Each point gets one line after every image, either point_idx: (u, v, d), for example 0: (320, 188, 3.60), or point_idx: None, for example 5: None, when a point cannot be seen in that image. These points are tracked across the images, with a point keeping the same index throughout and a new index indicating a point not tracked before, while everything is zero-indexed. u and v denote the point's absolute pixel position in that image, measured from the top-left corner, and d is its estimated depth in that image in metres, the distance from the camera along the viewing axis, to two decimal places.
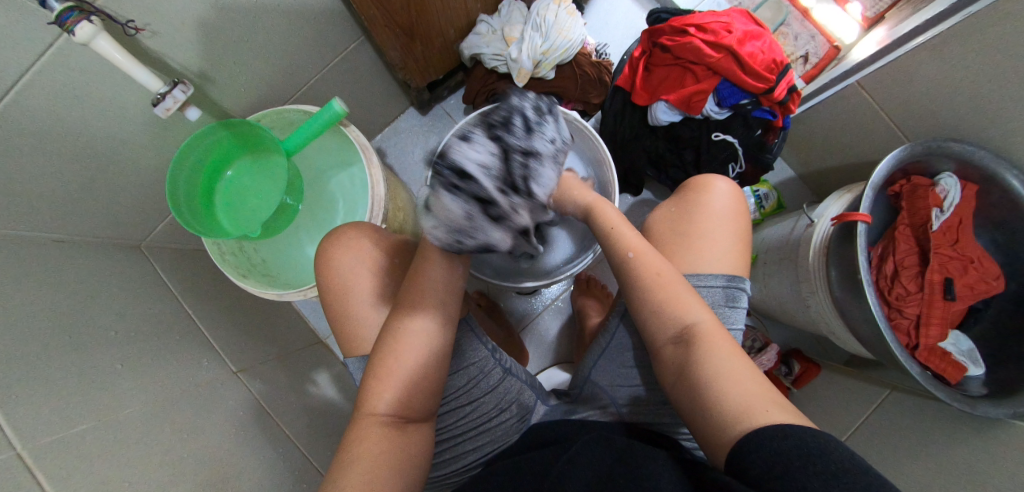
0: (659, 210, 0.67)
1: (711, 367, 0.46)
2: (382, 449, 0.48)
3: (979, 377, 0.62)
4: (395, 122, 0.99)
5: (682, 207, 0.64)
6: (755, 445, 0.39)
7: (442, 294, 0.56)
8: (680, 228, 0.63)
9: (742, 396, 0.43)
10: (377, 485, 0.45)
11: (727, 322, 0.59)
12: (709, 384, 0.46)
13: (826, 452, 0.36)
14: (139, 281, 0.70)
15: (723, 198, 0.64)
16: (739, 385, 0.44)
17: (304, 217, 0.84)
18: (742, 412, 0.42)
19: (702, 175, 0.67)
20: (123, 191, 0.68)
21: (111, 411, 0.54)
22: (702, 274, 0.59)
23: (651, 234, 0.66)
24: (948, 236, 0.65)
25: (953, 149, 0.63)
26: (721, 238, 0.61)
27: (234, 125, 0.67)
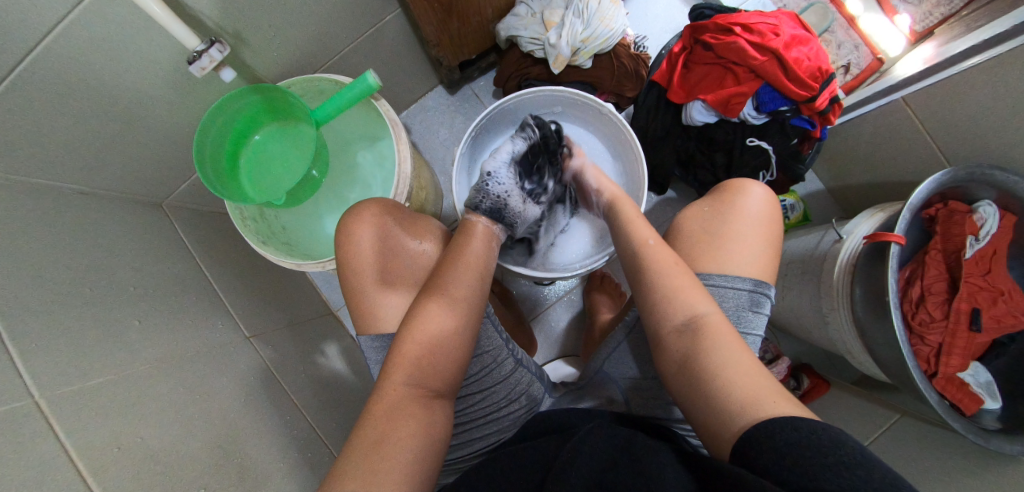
0: (689, 208, 0.66)
1: (718, 358, 0.46)
2: (409, 427, 0.47)
3: (996, 411, 0.62)
4: (423, 99, 0.98)
5: (719, 208, 0.63)
6: (764, 437, 0.37)
7: (479, 271, 0.58)
8: (711, 228, 0.62)
9: (749, 388, 0.43)
10: (397, 460, 0.44)
11: (749, 326, 0.58)
12: (716, 374, 0.45)
13: (835, 445, 0.34)
14: (159, 239, 0.71)
15: (759, 204, 0.63)
16: (745, 378, 0.44)
17: (326, 189, 0.83)
18: (753, 408, 0.41)
19: (737, 179, 0.66)
20: (150, 147, 0.68)
21: (126, 367, 0.54)
22: (728, 276, 0.59)
23: (681, 233, 0.64)
24: (981, 266, 0.64)
25: (996, 178, 0.61)
26: (751, 242, 0.60)
27: (263, 91, 0.66)
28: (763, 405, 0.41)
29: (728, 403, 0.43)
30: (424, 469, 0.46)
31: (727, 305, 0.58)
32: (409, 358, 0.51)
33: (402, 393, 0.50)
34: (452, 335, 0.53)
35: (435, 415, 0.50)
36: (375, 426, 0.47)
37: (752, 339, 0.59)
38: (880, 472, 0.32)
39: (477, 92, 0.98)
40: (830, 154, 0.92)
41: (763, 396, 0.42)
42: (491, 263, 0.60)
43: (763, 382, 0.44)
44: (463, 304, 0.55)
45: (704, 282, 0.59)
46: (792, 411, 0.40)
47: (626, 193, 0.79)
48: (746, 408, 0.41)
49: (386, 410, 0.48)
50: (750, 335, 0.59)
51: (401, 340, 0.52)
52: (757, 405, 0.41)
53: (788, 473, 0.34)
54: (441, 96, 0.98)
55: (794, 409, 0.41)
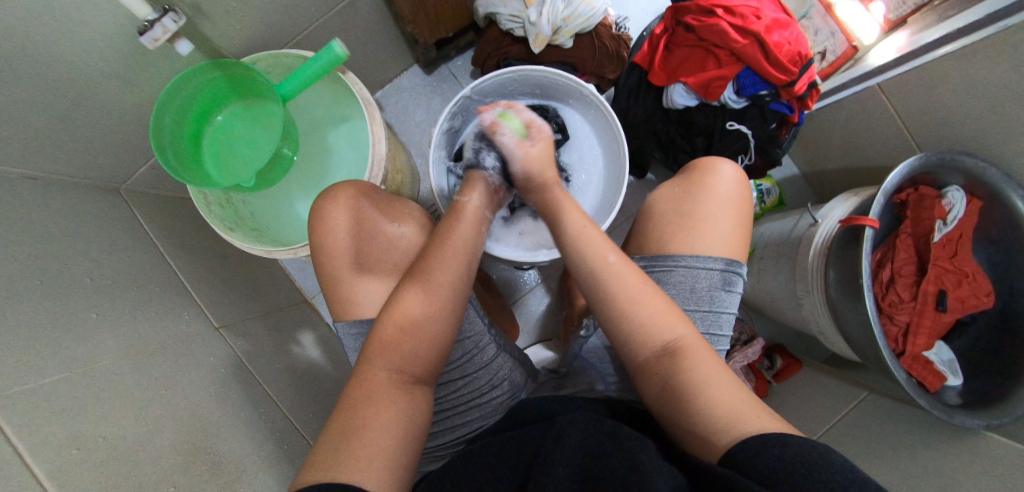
0: (660, 189, 0.66)
1: (700, 377, 0.45)
2: (391, 417, 0.46)
3: (957, 387, 0.65)
4: (398, 79, 0.94)
5: (689, 185, 0.63)
6: (757, 452, 0.37)
7: (469, 266, 0.57)
8: (681, 209, 0.62)
9: (732, 403, 0.43)
10: (379, 451, 0.43)
11: (721, 305, 0.59)
12: (694, 396, 0.44)
13: (817, 462, 0.34)
14: (119, 226, 0.66)
15: (731, 182, 0.63)
16: (729, 394, 0.44)
17: (297, 171, 0.80)
18: (735, 424, 0.41)
19: (708, 157, 0.66)
20: (103, 129, 0.63)
21: (84, 362, 0.51)
22: (699, 256, 0.59)
23: (651, 212, 0.64)
24: (948, 248, 0.66)
25: (964, 164, 0.64)
26: (722, 221, 0.60)
27: (226, 67, 0.62)
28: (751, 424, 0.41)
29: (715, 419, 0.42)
30: (404, 459, 0.45)
31: (700, 286, 0.58)
32: (390, 345, 0.51)
33: (385, 378, 0.49)
34: (434, 317, 0.52)
35: (416, 401, 0.49)
36: (355, 411, 0.46)
37: (727, 317, 0.60)
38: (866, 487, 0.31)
39: (454, 73, 0.95)
40: (806, 140, 0.93)
41: (744, 413, 0.42)
42: (477, 250, 0.59)
43: (746, 398, 0.44)
44: (454, 283, 0.54)
45: (677, 263, 0.59)
46: (775, 424, 0.41)
47: (608, 173, 0.80)
48: (731, 428, 0.41)
49: (369, 395, 0.47)
50: (724, 313, 0.59)
51: (384, 323, 0.52)
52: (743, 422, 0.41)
53: (780, 483, 0.33)
54: (417, 76, 0.94)
55: (778, 422, 0.41)
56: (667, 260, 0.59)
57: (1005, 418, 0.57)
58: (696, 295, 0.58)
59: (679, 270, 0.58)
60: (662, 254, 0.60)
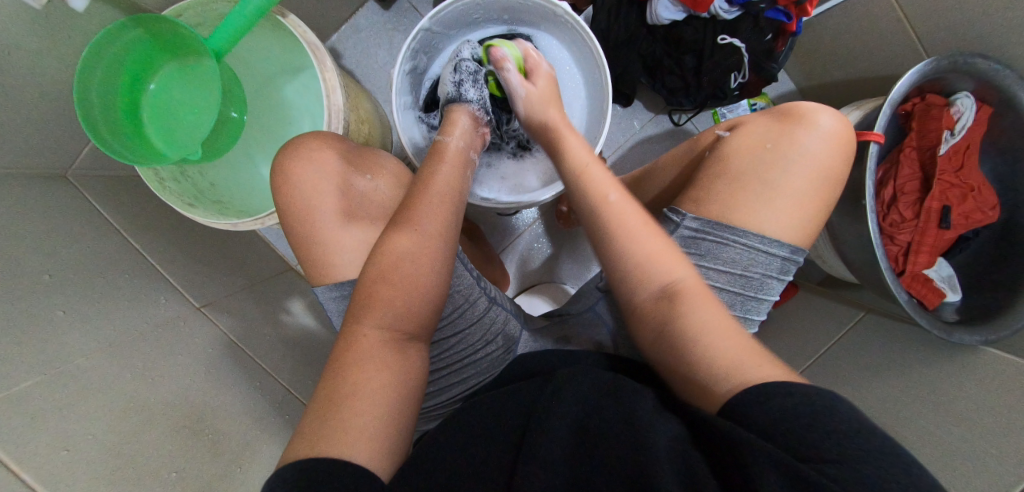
0: (745, 132, 0.55)
1: (701, 322, 0.43)
2: (383, 381, 0.44)
3: (955, 303, 0.65)
4: (353, 18, 0.85)
5: (782, 147, 0.53)
6: (756, 400, 0.35)
7: (450, 205, 0.53)
8: (764, 169, 0.52)
9: (733, 352, 0.40)
10: (370, 420, 0.41)
11: (766, 291, 0.53)
12: (695, 342, 0.42)
13: (823, 409, 0.33)
14: (72, 211, 0.61)
15: (824, 143, 0.53)
16: (729, 341, 0.41)
17: (254, 133, 0.74)
18: (741, 375, 0.39)
19: (803, 104, 0.55)
20: (26, 106, 0.56)
21: (59, 362, 0.49)
22: (766, 238, 0.51)
23: (727, 160, 0.55)
24: (953, 161, 0.63)
25: (978, 67, 0.58)
26: (803, 192, 0.51)
27: (147, 23, 0.54)
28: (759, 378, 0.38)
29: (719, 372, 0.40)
30: (397, 425, 0.43)
31: (755, 269, 0.52)
32: (377, 301, 0.48)
33: (374, 338, 0.47)
34: (418, 269, 0.49)
35: (407, 359, 0.47)
36: (339, 378, 0.44)
37: (763, 304, 0.54)
38: (880, 442, 0.31)
39: (414, 5, 0.85)
40: (802, 52, 0.85)
41: (749, 363, 0.39)
42: (459, 192, 0.55)
43: (749, 347, 0.41)
44: (436, 227, 0.51)
45: (738, 239, 0.51)
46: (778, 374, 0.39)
47: (591, 105, 0.73)
48: (735, 378, 0.39)
49: (355, 358, 0.45)
50: (764, 299, 0.54)
51: (368, 283, 0.49)
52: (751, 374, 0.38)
53: (783, 435, 0.33)
54: (373, 13, 0.85)
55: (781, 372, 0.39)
56: (729, 233, 0.51)
57: (1002, 333, 0.56)
58: (748, 277, 0.52)
59: (739, 248, 0.51)
60: (725, 224, 0.52)
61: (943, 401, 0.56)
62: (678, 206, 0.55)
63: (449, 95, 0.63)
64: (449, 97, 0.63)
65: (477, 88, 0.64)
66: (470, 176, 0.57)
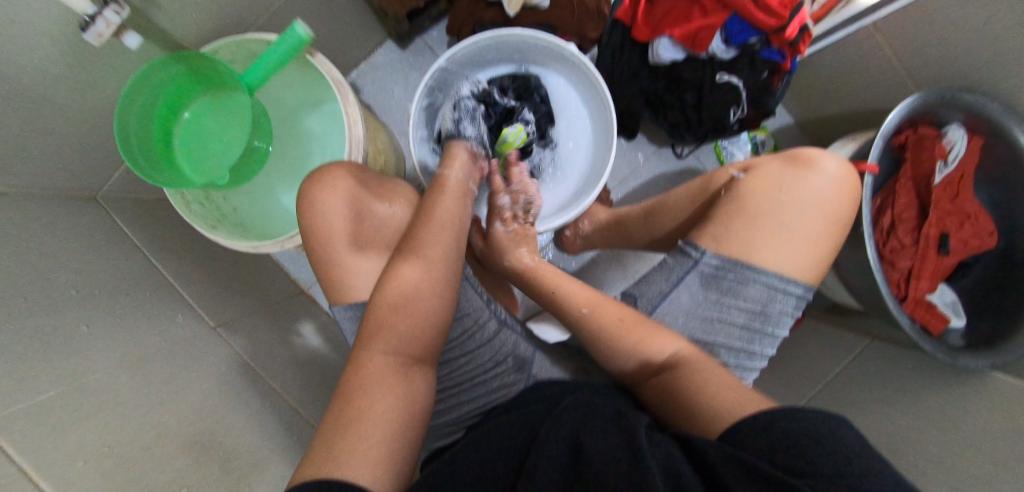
0: (760, 172, 0.57)
1: (702, 382, 0.45)
2: (389, 406, 0.45)
3: (961, 329, 0.65)
4: (372, 56, 0.90)
5: (796, 190, 0.55)
6: (758, 428, 0.37)
7: (457, 233, 0.56)
8: (775, 206, 0.54)
9: (737, 399, 0.43)
10: (378, 444, 0.42)
11: (779, 327, 0.56)
12: (699, 396, 0.44)
13: (829, 436, 0.34)
14: (101, 233, 0.64)
15: (828, 184, 0.55)
16: (731, 390, 0.44)
17: (276, 162, 0.78)
18: (745, 412, 0.41)
19: (812, 150, 0.58)
20: (68, 134, 0.60)
21: (81, 375, 0.50)
22: (784, 277, 0.53)
23: (741, 198, 0.56)
24: (949, 190, 0.65)
25: (966, 101, 0.62)
26: (809, 228, 0.54)
27: (187, 60, 0.59)
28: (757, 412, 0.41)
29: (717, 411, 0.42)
30: (401, 449, 0.44)
31: (772, 306, 0.54)
32: (384, 325, 0.50)
33: (381, 362, 0.48)
34: (424, 295, 0.51)
35: (413, 382, 0.49)
36: (348, 401, 0.45)
37: (775, 340, 0.57)
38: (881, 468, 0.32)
39: (430, 44, 0.91)
40: (798, 88, 0.89)
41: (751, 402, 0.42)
42: (462, 222, 0.57)
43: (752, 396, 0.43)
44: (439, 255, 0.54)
45: (758, 277, 0.53)
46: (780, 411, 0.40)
47: (597, 138, 0.77)
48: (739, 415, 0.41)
49: (366, 379, 0.47)
50: (776, 336, 0.56)
51: (377, 307, 0.51)
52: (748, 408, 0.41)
53: (788, 454, 0.34)
54: (391, 52, 0.90)
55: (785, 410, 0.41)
56: (751, 270, 0.53)
57: (1011, 355, 0.56)
58: (765, 313, 0.54)
59: (760, 285, 0.53)
60: (744, 260, 0.54)
61: (952, 429, 0.56)
62: (694, 239, 0.57)
63: (448, 130, 0.65)
64: (447, 131, 0.65)
65: (475, 121, 0.66)
66: (470, 205, 0.59)
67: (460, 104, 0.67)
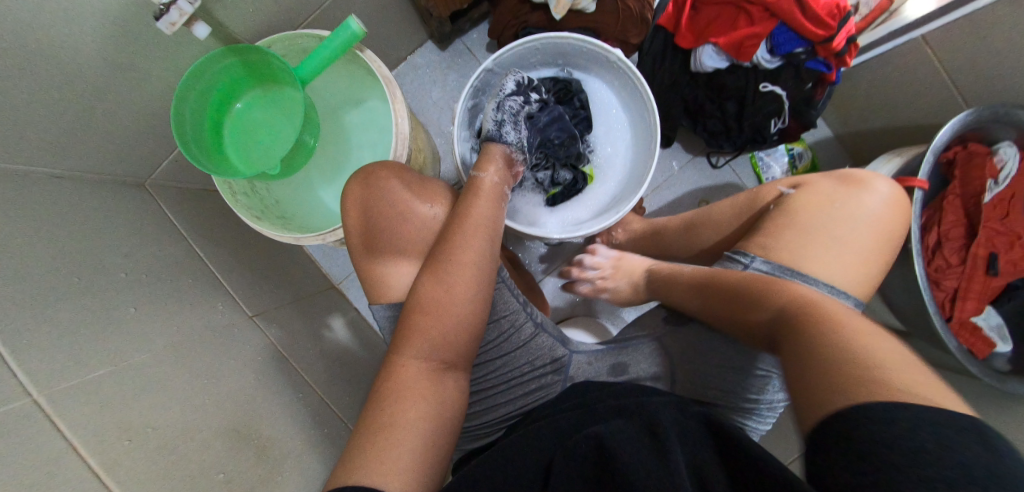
0: (810, 188, 0.58)
1: (826, 332, 0.38)
2: (419, 414, 0.46)
3: (1007, 353, 0.62)
4: (412, 56, 0.91)
5: (848, 207, 0.54)
6: (854, 422, 0.31)
7: (488, 235, 0.55)
8: (827, 221, 0.54)
9: (860, 347, 0.36)
10: (401, 453, 0.43)
11: None
12: (819, 345, 0.38)
13: (931, 445, 0.28)
14: (149, 220, 0.66)
15: (880, 202, 0.54)
16: (857, 343, 0.36)
17: (318, 156, 0.79)
18: (865, 370, 0.34)
19: (861, 172, 0.58)
20: (125, 122, 0.62)
21: (128, 356, 0.52)
22: (837, 288, 0.51)
23: (792, 212, 0.56)
24: (998, 210, 0.63)
25: (1021, 118, 0.60)
26: (862, 245, 0.53)
27: (241, 52, 0.61)
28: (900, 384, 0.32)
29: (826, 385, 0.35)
30: (431, 458, 0.45)
31: None
32: (416, 332, 0.50)
33: (414, 368, 0.49)
34: (458, 300, 0.51)
35: (444, 388, 0.49)
36: (380, 408, 0.46)
37: None
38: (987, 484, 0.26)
39: (469, 46, 0.92)
40: (839, 100, 0.87)
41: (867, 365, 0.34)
42: (496, 223, 0.56)
43: (885, 355, 0.35)
44: (472, 260, 0.52)
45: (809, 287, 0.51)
46: (911, 384, 0.32)
47: (637, 146, 0.77)
48: (855, 376, 0.34)
49: (398, 387, 0.47)
50: None
51: (410, 314, 0.51)
52: (875, 361, 0.34)
53: (872, 464, 0.28)
54: (431, 52, 0.92)
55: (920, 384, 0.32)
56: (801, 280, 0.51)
57: None
58: None
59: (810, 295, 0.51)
60: (796, 269, 0.52)
61: None
62: (743, 249, 0.57)
63: (489, 133, 0.62)
64: (488, 133, 0.62)
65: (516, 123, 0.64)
66: (506, 208, 0.59)
67: (501, 103, 0.64)
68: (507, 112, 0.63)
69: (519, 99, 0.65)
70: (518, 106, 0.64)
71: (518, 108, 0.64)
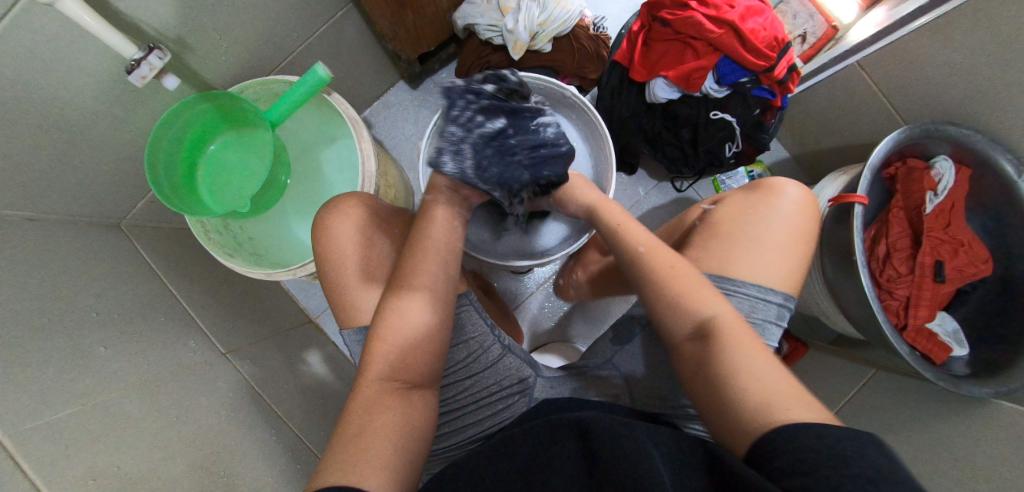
0: (724, 202, 0.61)
1: (744, 365, 0.43)
2: (386, 423, 0.46)
3: (963, 357, 0.66)
4: (385, 96, 0.96)
5: (761, 211, 0.57)
6: (781, 448, 0.36)
7: (445, 254, 0.56)
8: (742, 226, 0.56)
9: (763, 391, 0.41)
10: (369, 461, 0.42)
11: (770, 340, 0.53)
12: (731, 377, 0.43)
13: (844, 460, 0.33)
14: (123, 260, 0.68)
15: (791, 205, 0.57)
16: (759, 380, 0.42)
17: (292, 193, 0.81)
18: (769, 411, 0.39)
19: (771, 179, 0.61)
20: (100, 166, 0.64)
21: (97, 394, 0.52)
22: (761, 286, 0.53)
23: (713, 224, 0.59)
24: (941, 219, 0.67)
25: (949, 133, 0.65)
26: (779, 242, 0.55)
27: (215, 98, 0.64)
28: (759, 380, 0.42)
29: (733, 379, 0.42)
30: (399, 466, 0.44)
31: (755, 315, 0.52)
32: (377, 352, 0.50)
33: (377, 387, 0.49)
34: (420, 319, 0.52)
35: (410, 405, 0.49)
36: (346, 423, 0.46)
37: None
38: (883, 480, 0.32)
39: (440, 85, 0.97)
40: (791, 124, 0.92)
41: (771, 397, 0.40)
42: (452, 245, 0.57)
43: (776, 382, 0.42)
44: (433, 279, 0.54)
45: (736, 288, 0.53)
46: (806, 416, 0.38)
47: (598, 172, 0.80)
48: (772, 416, 0.39)
49: (362, 404, 0.47)
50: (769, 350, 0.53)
51: (372, 335, 0.51)
52: (769, 404, 0.40)
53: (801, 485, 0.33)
54: (403, 92, 0.96)
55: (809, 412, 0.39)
56: (725, 283, 0.54)
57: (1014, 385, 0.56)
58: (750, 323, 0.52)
59: (739, 296, 0.53)
60: (719, 273, 0.54)
61: None
62: None
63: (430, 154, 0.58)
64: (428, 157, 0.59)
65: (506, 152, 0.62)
66: (461, 229, 0.59)
67: (454, 121, 0.57)
68: (453, 134, 0.57)
69: (475, 118, 0.57)
70: (470, 128, 0.57)
71: (469, 130, 0.57)
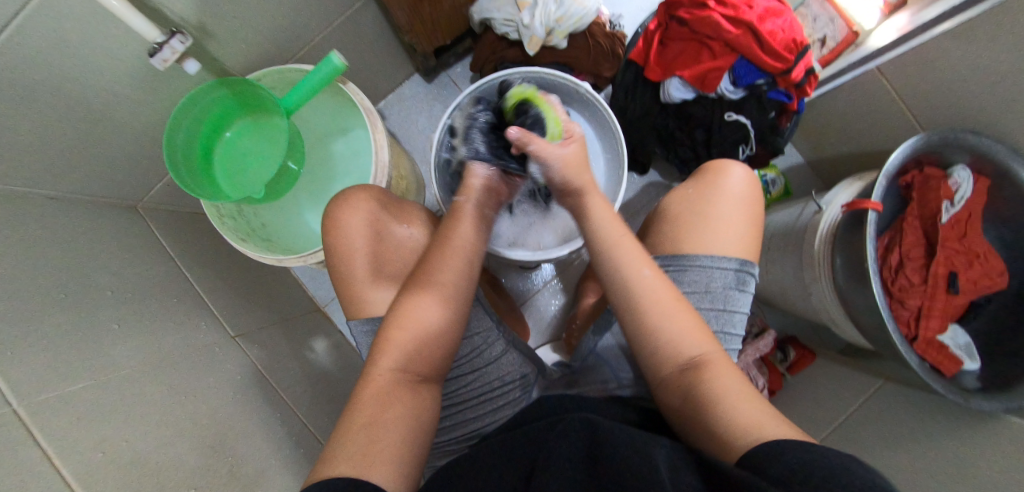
0: (672, 192, 0.64)
1: (721, 393, 0.44)
2: (395, 415, 0.47)
3: (975, 370, 0.64)
4: (400, 88, 0.97)
5: (705, 191, 0.60)
6: (775, 456, 0.35)
7: (469, 255, 0.56)
8: (695, 210, 0.59)
9: (746, 414, 0.42)
10: (377, 448, 0.43)
11: (734, 304, 0.57)
12: (719, 407, 0.43)
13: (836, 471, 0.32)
14: (139, 241, 0.69)
15: (739, 185, 0.60)
16: (740, 406, 0.43)
17: (304, 181, 0.82)
18: (755, 429, 0.40)
19: (716, 160, 0.63)
20: (119, 148, 0.66)
21: (109, 370, 0.53)
22: (714, 256, 0.56)
23: (668, 214, 0.61)
24: (957, 229, 0.66)
25: (967, 141, 0.63)
26: (734, 221, 0.58)
27: (231, 84, 0.65)
28: (743, 409, 0.42)
29: (717, 412, 0.43)
30: (407, 456, 0.45)
31: (714, 285, 0.56)
32: (391, 344, 0.51)
33: (390, 378, 0.49)
34: (437, 316, 0.52)
35: (420, 399, 0.50)
36: (355, 411, 0.46)
37: (738, 317, 0.57)
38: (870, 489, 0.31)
39: (454, 79, 0.97)
40: (807, 128, 0.91)
41: (757, 420, 0.41)
42: (480, 247, 0.57)
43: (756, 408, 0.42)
44: (453, 279, 0.54)
45: (692, 262, 0.56)
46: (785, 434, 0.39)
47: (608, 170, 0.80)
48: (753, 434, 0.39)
49: (374, 393, 0.48)
50: (736, 313, 0.57)
51: (390, 326, 0.52)
52: (759, 425, 0.40)
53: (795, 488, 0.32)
54: (418, 85, 0.97)
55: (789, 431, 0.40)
56: (680, 261, 0.57)
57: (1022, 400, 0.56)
58: (711, 294, 0.56)
59: (695, 269, 0.56)
60: (679, 254, 0.57)
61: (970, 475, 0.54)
62: None
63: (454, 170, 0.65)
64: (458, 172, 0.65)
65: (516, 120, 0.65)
66: (488, 231, 0.59)
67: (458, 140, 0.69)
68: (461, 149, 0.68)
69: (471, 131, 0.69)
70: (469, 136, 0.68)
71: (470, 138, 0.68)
